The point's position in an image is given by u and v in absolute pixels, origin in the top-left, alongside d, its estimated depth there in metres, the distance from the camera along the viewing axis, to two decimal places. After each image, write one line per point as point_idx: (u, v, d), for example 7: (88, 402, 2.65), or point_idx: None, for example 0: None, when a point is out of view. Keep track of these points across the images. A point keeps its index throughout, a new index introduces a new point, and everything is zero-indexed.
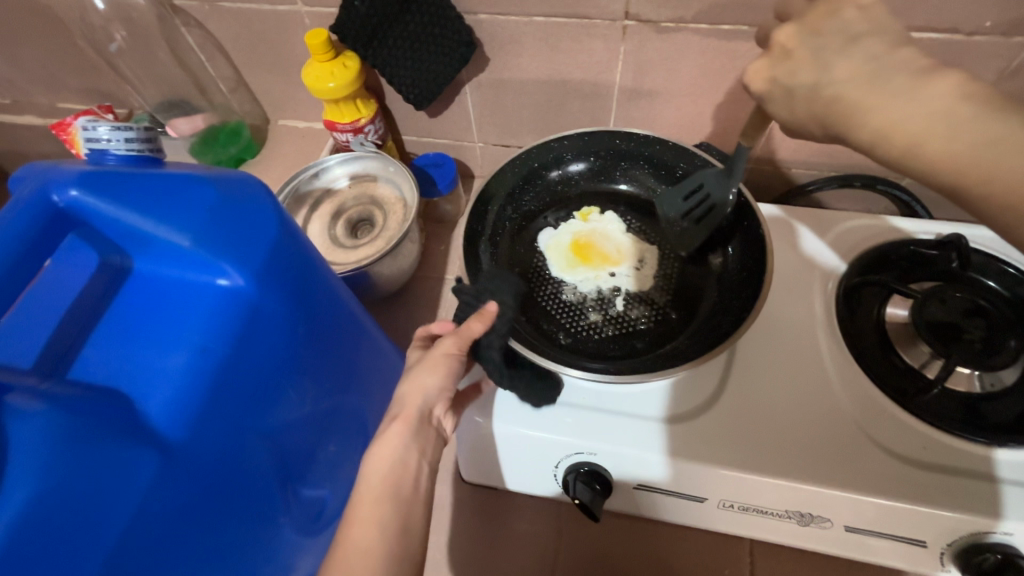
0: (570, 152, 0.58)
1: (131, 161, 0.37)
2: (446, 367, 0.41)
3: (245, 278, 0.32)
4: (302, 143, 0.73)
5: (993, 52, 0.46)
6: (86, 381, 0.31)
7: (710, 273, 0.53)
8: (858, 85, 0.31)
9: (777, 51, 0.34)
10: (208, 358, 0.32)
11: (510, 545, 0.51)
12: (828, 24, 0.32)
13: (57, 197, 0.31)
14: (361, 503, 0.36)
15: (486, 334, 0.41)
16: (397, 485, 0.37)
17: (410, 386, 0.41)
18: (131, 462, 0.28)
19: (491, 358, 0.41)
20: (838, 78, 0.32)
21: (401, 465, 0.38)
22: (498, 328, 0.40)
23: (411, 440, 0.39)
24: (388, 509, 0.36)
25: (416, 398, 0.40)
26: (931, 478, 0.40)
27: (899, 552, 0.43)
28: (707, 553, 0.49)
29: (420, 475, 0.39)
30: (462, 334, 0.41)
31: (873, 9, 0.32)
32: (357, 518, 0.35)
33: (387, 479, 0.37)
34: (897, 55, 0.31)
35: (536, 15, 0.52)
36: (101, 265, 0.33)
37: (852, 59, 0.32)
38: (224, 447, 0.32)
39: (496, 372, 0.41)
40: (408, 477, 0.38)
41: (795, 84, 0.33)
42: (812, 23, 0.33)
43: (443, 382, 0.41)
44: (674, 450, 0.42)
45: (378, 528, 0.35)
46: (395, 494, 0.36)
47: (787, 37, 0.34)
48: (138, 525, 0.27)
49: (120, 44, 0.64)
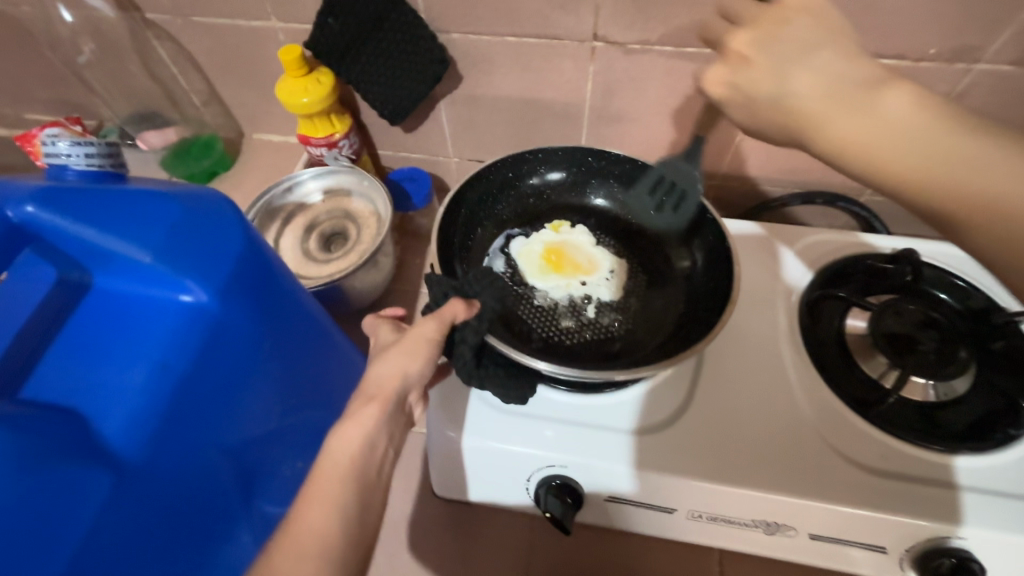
0: (544, 166, 0.60)
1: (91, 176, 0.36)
2: (425, 351, 0.41)
3: (209, 294, 0.32)
4: (277, 156, 0.72)
5: (939, 76, 0.48)
6: (39, 401, 0.30)
7: (680, 283, 0.54)
8: (821, 100, 0.32)
9: (734, 58, 0.36)
10: (169, 375, 0.32)
11: (483, 561, 0.51)
12: (784, 33, 0.34)
13: (12, 214, 0.30)
14: (321, 483, 0.33)
15: (463, 328, 0.42)
16: (362, 468, 0.35)
17: (387, 368, 0.40)
18: (84, 482, 0.28)
19: (462, 354, 0.42)
20: (799, 90, 0.33)
21: (368, 445, 0.36)
22: (476, 324, 0.42)
23: (384, 423, 0.38)
24: (351, 493, 0.34)
25: (395, 381, 0.39)
26: (889, 485, 0.41)
27: (861, 558, 0.44)
28: (678, 564, 0.50)
29: (385, 462, 0.37)
30: (444, 319, 0.42)
31: (823, 14, 0.34)
32: (315, 497, 0.33)
33: (353, 460, 0.35)
34: (854, 71, 0.32)
35: (507, 35, 0.54)
36: (58, 282, 0.33)
37: (810, 70, 0.33)
38: (185, 466, 0.32)
39: (464, 368, 0.42)
40: (374, 460, 0.36)
41: (756, 93, 0.35)
42: (767, 30, 0.35)
43: (423, 367, 0.41)
44: (643, 462, 0.43)
45: (336, 510, 0.33)
46: (359, 477, 0.34)
47: (742, 44, 0.35)
48: (88, 547, 0.27)
49: (89, 57, 0.63)
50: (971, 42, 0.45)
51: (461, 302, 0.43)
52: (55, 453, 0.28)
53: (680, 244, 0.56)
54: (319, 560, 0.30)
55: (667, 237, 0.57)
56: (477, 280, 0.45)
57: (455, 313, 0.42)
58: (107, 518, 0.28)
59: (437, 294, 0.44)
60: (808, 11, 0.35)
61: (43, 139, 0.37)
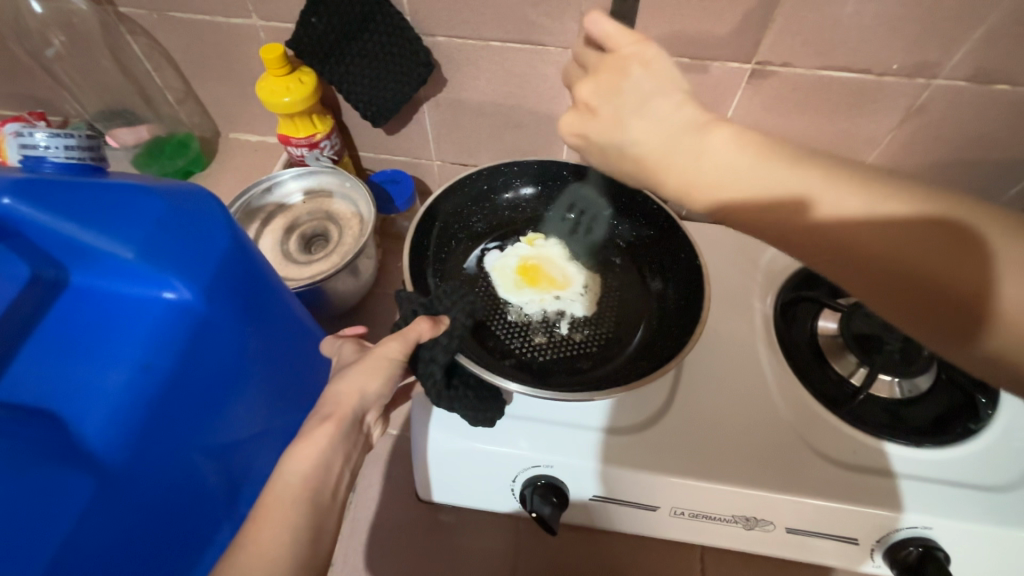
0: (518, 178, 0.61)
1: (71, 170, 0.35)
2: (386, 369, 0.40)
3: (193, 292, 0.31)
4: (256, 157, 0.71)
5: (901, 90, 0.51)
6: (14, 403, 0.29)
7: (651, 296, 0.55)
8: (658, 146, 0.35)
9: (583, 107, 0.39)
10: (152, 374, 0.31)
11: (466, 566, 0.50)
12: (623, 83, 0.36)
13: None
14: (275, 504, 0.32)
15: (431, 346, 0.41)
16: (316, 488, 0.33)
17: (346, 386, 0.39)
18: (64, 485, 0.27)
19: (432, 373, 0.40)
20: (636, 139, 0.36)
21: (324, 465, 0.34)
22: (445, 342, 0.40)
23: (340, 441, 0.36)
24: (303, 514, 0.32)
25: (354, 398, 0.38)
26: (860, 478, 0.43)
27: (834, 550, 0.46)
28: (660, 560, 0.50)
29: (341, 483, 0.36)
30: (409, 338, 0.40)
31: (657, 64, 0.36)
32: (266, 519, 0.31)
33: (306, 479, 0.33)
34: (681, 113, 0.35)
35: (491, 40, 0.54)
36: (30, 280, 0.31)
37: (648, 119, 0.36)
38: (168, 470, 0.31)
39: (434, 389, 0.40)
40: (329, 479, 0.34)
41: (607, 142, 0.38)
42: (606, 80, 0.37)
43: (382, 387, 0.40)
44: (603, 455, 0.44)
45: (291, 533, 0.31)
46: (312, 497, 0.33)
47: (588, 94, 0.38)
48: (71, 553, 0.26)
49: (58, 50, 0.61)
50: (929, 58, 0.48)
51: (427, 320, 0.41)
52: (35, 457, 0.27)
53: (655, 260, 0.57)
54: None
55: (639, 250, 0.58)
56: (448, 296, 0.44)
57: (420, 332, 0.40)
58: (92, 522, 0.27)
59: (406, 312, 0.43)
60: (643, 60, 0.36)
61: (16, 132, 0.35)
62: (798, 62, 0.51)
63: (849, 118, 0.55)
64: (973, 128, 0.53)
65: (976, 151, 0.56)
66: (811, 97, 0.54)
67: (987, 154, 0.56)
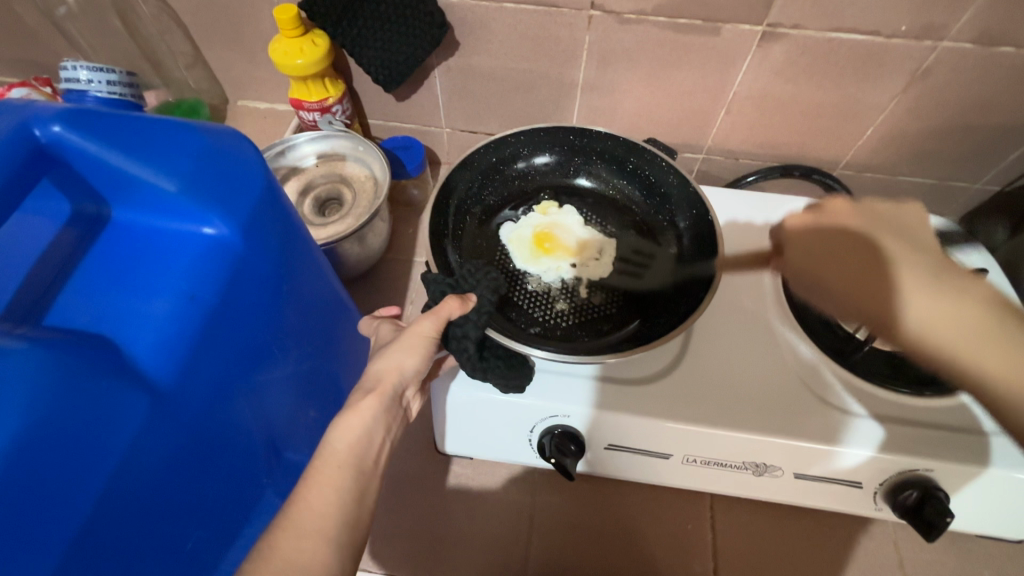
0: (527, 148, 0.61)
1: (109, 101, 0.48)
2: (423, 347, 0.40)
3: (230, 228, 0.33)
4: (265, 123, 0.71)
5: (908, 53, 0.52)
6: (65, 327, 0.30)
7: (666, 263, 0.56)
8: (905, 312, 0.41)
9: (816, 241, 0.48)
10: (194, 305, 0.32)
11: (483, 515, 0.52)
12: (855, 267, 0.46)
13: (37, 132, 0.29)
14: (323, 467, 0.33)
15: (462, 323, 0.41)
16: (360, 456, 0.34)
17: (386, 363, 0.39)
18: (122, 400, 0.29)
19: (465, 348, 0.41)
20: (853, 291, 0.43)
21: (367, 435, 0.35)
22: (476, 318, 0.41)
23: (382, 414, 0.37)
24: (350, 476, 0.33)
25: (394, 374, 0.38)
26: (872, 426, 0.45)
27: (839, 496, 0.47)
28: (670, 506, 0.53)
29: (382, 453, 0.36)
30: (441, 317, 0.40)
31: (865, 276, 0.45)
32: (315, 479, 0.32)
33: (351, 447, 0.34)
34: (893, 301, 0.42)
35: (506, 1, 0.54)
36: (74, 215, 0.33)
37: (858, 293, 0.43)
38: (210, 397, 0.32)
39: (469, 362, 0.41)
40: (372, 449, 0.35)
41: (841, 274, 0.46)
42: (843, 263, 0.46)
43: (420, 363, 0.40)
44: (624, 407, 0.45)
45: (337, 492, 0.32)
46: (357, 463, 0.34)
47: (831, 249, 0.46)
48: (130, 464, 0.28)
49: (70, 7, 0.62)
50: (936, 20, 0.49)
51: (455, 298, 0.41)
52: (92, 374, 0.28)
53: (663, 223, 0.58)
54: (321, 538, 0.30)
55: (650, 215, 0.59)
56: (472, 274, 0.45)
57: (451, 310, 0.40)
58: (145, 438, 0.29)
59: (434, 293, 0.43)
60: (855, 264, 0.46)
61: (58, 65, 0.47)
62: (808, 24, 0.51)
63: (857, 83, 0.56)
64: (975, 92, 0.55)
65: (979, 116, 0.57)
66: (820, 60, 0.55)
67: (989, 119, 0.57)
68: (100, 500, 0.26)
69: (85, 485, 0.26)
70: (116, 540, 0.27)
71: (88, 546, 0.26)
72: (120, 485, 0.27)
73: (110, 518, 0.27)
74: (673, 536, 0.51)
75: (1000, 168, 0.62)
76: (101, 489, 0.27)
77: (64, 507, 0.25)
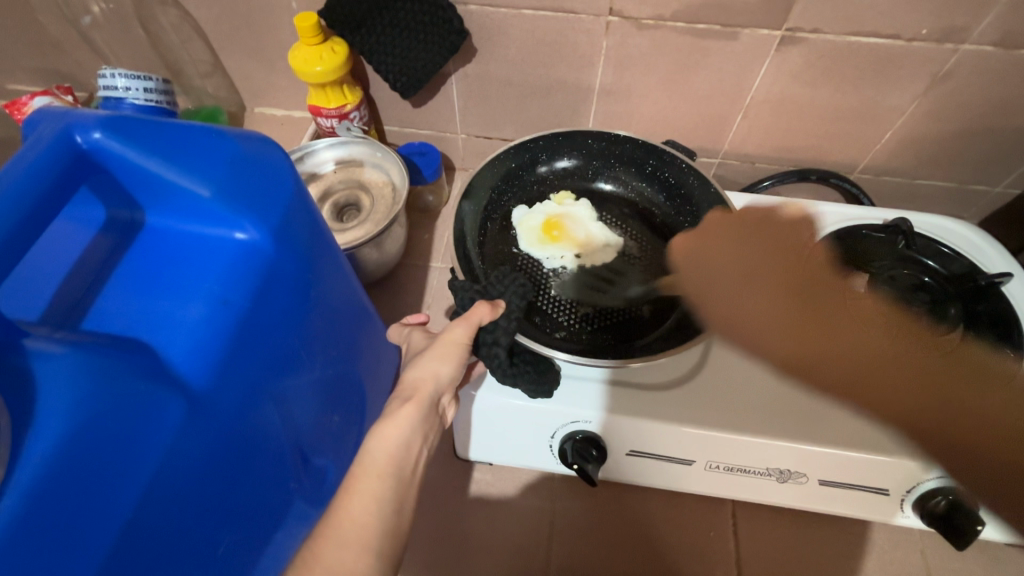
0: (546, 153, 0.61)
1: (148, 108, 0.50)
2: (458, 355, 0.40)
3: (261, 232, 0.33)
4: (283, 130, 0.72)
5: (928, 56, 0.52)
6: (103, 332, 0.30)
7: None
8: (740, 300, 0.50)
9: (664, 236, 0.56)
10: (227, 310, 0.33)
11: (503, 522, 0.52)
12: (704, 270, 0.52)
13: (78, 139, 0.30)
14: (362, 477, 0.33)
15: (492, 330, 0.41)
16: (399, 464, 0.34)
17: (421, 372, 0.39)
18: (159, 405, 0.29)
19: (496, 355, 0.41)
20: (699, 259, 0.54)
21: (406, 444, 0.35)
22: (505, 324, 0.41)
23: (419, 423, 0.37)
24: (388, 484, 0.33)
25: (429, 383, 0.38)
26: (888, 429, 0.44)
27: (863, 501, 0.47)
28: (691, 514, 0.52)
29: (420, 461, 0.36)
30: (472, 322, 0.40)
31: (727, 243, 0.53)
32: (355, 489, 0.32)
33: (391, 456, 0.34)
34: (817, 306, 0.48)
35: (524, 8, 0.54)
36: (108, 221, 0.34)
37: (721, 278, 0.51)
38: (241, 402, 0.32)
39: (499, 368, 0.42)
40: (410, 457, 0.35)
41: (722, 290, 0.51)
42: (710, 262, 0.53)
43: (454, 371, 0.40)
44: (649, 413, 0.45)
45: (376, 501, 0.32)
46: (395, 471, 0.33)
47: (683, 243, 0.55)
48: (167, 467, 0.28)
49: (95, 17, 0.63)
50: (958, 23, 0.49)
51: (485, 304, 0.41)
52: (130, 379, 0.28)
53: (684, 223, 0.58)
54: (361, 547, 0.30)
55: (671, 218, 0.59)
56: (499, 280, 0.44)
57: (482, 316, 0.41)
58: (182, 441, 0.29)
59: (462, 300, 0.43)
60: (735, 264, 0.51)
61: (97, 74, 0.49)
62: (828, 28, 0.51)
63: (875, 86, 0.56)
64: (997, 93, 0.54)
65: (1000, 118, 0.57)
66: (838, 64, 0.54)
67: (1010, 121, 0.57)
68: (140, 505, 0.26)
69: (126, 489, 0.26)
70: (154, 545, 0.27)
71: (130, 552, 0.26)
72: (159, 489, 0.27)
73: (149, 524, 0.27)
74: (695, 543, 0.51)
75: (1020, 171, 0.62)
76: (141, 494, 0.27)
77: (105, 512, 0.25)
